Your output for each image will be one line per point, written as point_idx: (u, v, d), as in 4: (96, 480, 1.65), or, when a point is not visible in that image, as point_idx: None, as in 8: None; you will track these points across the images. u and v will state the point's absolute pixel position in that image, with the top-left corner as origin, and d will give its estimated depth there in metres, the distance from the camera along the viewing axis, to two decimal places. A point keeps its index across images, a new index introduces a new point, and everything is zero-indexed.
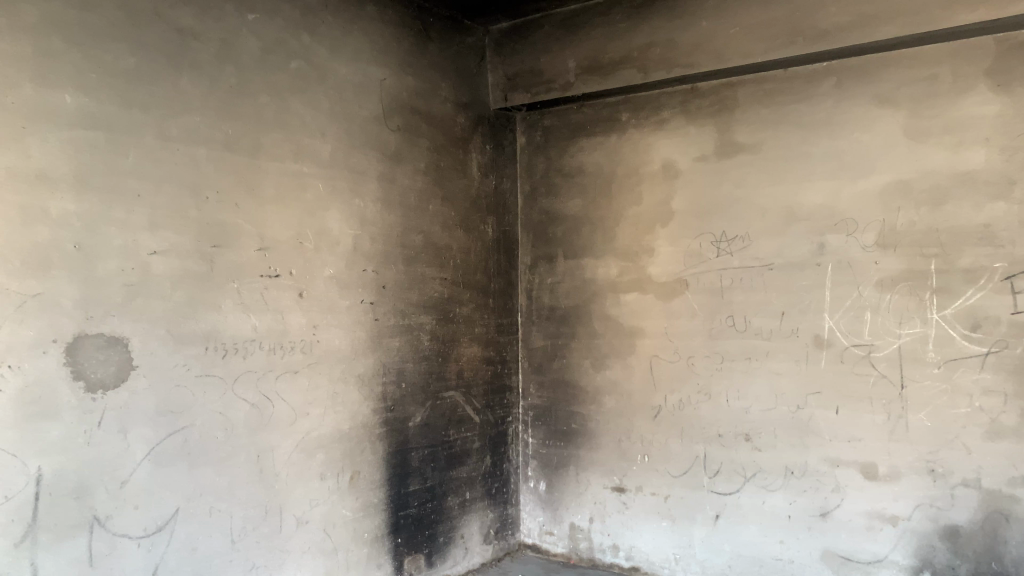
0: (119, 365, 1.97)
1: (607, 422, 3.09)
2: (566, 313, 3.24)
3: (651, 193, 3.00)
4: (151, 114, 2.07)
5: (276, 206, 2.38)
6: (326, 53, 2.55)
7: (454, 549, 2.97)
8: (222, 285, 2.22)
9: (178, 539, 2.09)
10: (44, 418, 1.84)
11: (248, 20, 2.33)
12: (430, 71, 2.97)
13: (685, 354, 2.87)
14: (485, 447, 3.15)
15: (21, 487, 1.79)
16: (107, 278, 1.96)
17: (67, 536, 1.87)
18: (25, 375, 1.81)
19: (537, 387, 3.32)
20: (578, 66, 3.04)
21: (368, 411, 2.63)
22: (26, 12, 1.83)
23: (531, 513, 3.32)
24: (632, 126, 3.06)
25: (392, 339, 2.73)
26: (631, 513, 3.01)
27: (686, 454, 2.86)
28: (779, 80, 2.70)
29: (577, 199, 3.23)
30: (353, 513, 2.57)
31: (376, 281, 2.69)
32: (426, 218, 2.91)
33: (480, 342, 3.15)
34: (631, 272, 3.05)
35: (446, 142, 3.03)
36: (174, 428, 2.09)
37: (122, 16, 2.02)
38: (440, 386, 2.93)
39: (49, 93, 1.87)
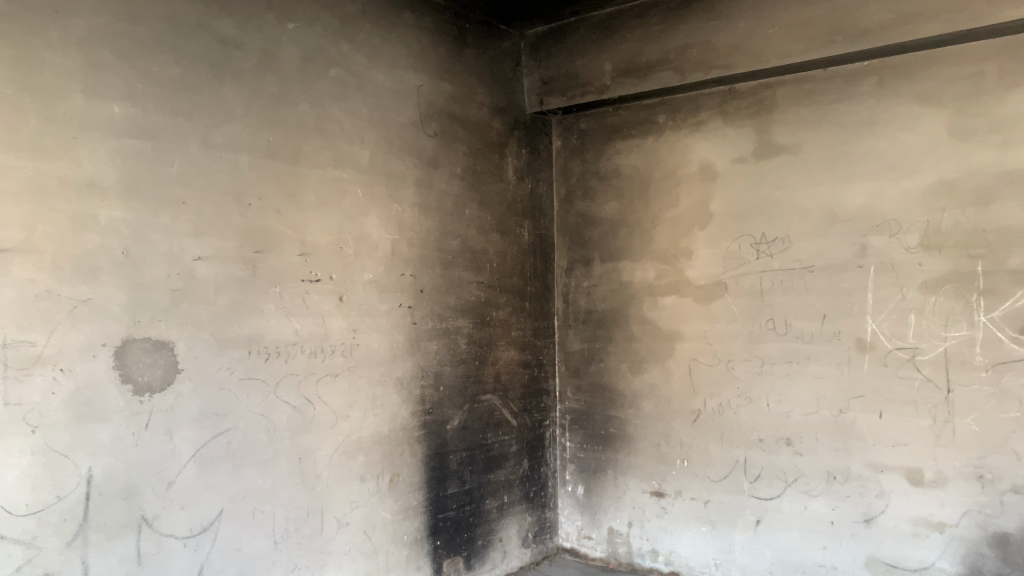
0: (165, 368, 2.02)
1: (645, 426, 3.08)
2: (603, 317, 3.24)
3: (688, 196, 2.98)
4: (195, 123, 2.12)
5: (316, 211, 2.41)
6: (364, 61, 2.58)
7: (492, 551, 2.98)
8: (265, 290, 2.26)
9: (222, 539, 2.12)
10: (95, 420, 1.89)
11: (288, 29, 2.37)
12: (467, 76, 2.99)
13: (725, 357, 2.85)
14: (523, 450, 3.16)
15: (72, 487, 1.84)
16: (154, 283, 2.01)
17: (117, 536, 1.91)
18: (76, 378, 1.86)
19: (574, 390, 3.32)
20: (614, 68, 3.03)
21: (407, 414, 2.65)
22: (76, 25, 1.89)
23: (569, 517, 3.31)
24: (669, 128, 3.05)
25: (430, 342, 2.75)
26: (670, 517, 2.99)
27: (726, 458, 2.84)
28: (819, 79, 2.67)
29: (614, 202, 3.22)
30: (393, 515, 2.59)
31: (414, 285, 2.71)
32: (463, 222, 2.93)
33: (518, 346, 3.16)
34: (669, 275, 3.03)
35: (482, 146, 3.04)
36: (218, 431, 2.12)
37: (167, 28, 2.07)
38: (478, 389, 2.95)
39: (99, 103, 1.92)
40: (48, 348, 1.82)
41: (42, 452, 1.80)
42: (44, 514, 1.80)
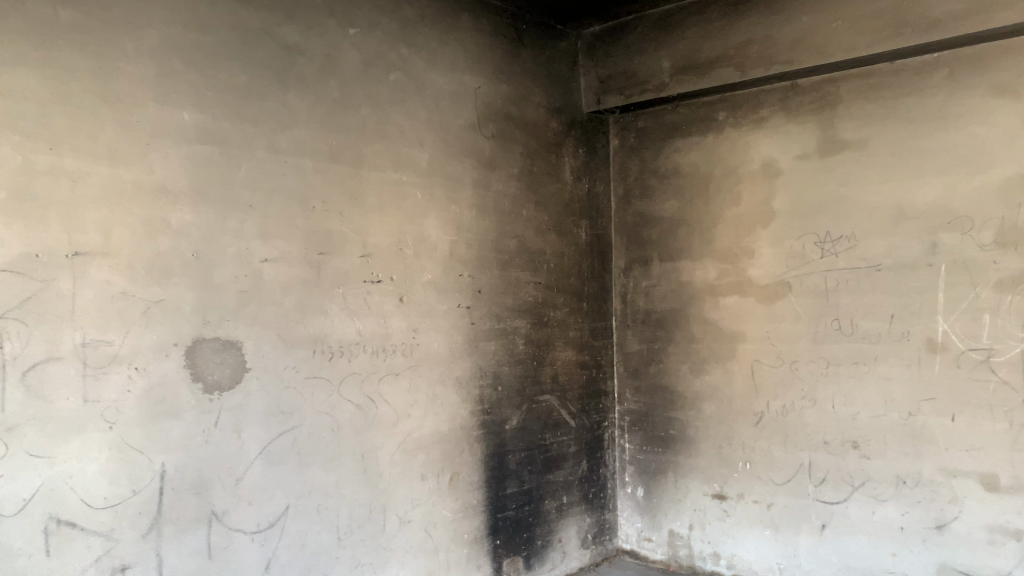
0: (234, 367, 2.07)
1: (706, 428, 3.04)
2: (663, 317, 3.21)
3: (750, 194, 2.93)
4: (261, 128, 2.17)
5: (377, 213, 2.45)
6: (423, 64, 2.61)
7: (552, 551, 2.98)
8: (329, 291, 2.30)
9: (289, 535, 2.17)
10: (167, 417, 1.95)
11: (350, 35, 2.41)
12: (524, 77, 2.99)
13: (789, 358, 2.79)
14: (581, 451, 3.15)
15: (147, 482, 1.91)
16: (223, 284, 2.07)
17: (189, 530, 1.98)
18: (150, 376, 1.92)
19: (633, 391, 3.30)
20: (673, 66, 3.00)
21: (466, 414, 2.67)
22: (148, 35, 1.96)
23: (629, 519, 3.29)
24: (730, 126, 3.01)
25: (488, 342, 2.77)
26: (732, 520, 2.95)
27: (790, 461, 2.78)
28: (886, 73, 2.59)
29: (673, 200, 3.19)
30: (453, 514, 2.61)
31: (472, 286, 2.72)
32: (520, 223, 2.93)
33: (576, 347, 3.15)
34: (730, 274, 2.99)
35: (540, 147, 3.04)
36: (284, 429, 2.17)
37: (234, 36, 2.13)
38: (536, 389, 2.95)
39: (170, 111, 1.99)
40: (124, 347, 1.89)
41: (118, 447, 1.86)
42: (122, 507, 1.86)
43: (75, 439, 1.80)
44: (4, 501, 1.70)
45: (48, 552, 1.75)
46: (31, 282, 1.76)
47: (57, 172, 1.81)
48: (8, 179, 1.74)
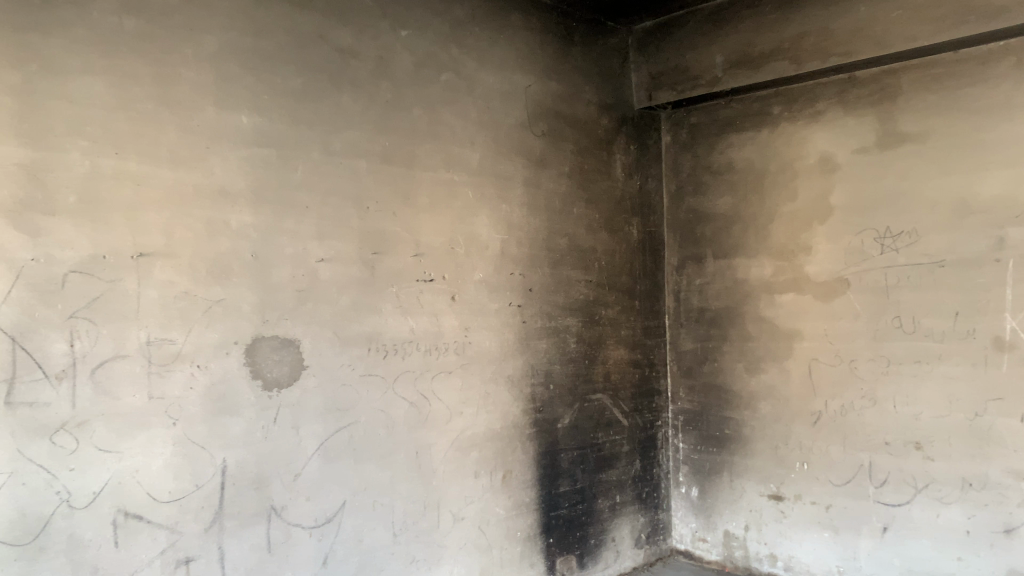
0: (292, 364, 2.12)
1: (763, 427, 2.99)
2: (717, 315, 3.17)
3: (806, 189, 2.88)
4: (317, 131, 2.21)
5: (429, 213, 2.47)
6: (474, 64, 2.63)
7: (605, 551, 2.97)
8: (383, 290, 2.33)
9: (345, 530, 2.21)
10: (228, 414, 2.00)
11: (402, 36, 2.43)
12: (574, 75, 2.99)
13: (848, 357, 2.73)
14: (635, 450, 3.13)
15: (209, 476, 1.96)
16: (281, 284, 2.11)
17: (249, 524, 2.02)
18: (211, 373, 1.97)
19: (687, 390, 3.27)
20: (726, 60, 2.96)
21: (518, 412, 2.68)
22: (207, 41, 2.01)
23: (683, 519, 3.26)
24: (785, 120, 2.96)
25: (540, 341, 2.77)
26: (789, 522, 2.90)
27: (850, 462, 2.72)
28: (949, 63, 2.52)
29: (728, 197, 3.15)
30: (506, 512, 2.62)
31: (523, 284, 2.73)
32: (571, 221, 2.92)
33: (628, 345, 3.13)
34: (786, 271, 2.94)
35: (591, 144, 3.03)
36: (340, 426, 2.21)
37: (290, 40, 2.17)
38: (588, 388, 2.94)
39: (229, 115, 2.04)
40: (186, 345, 1.94)
41: (181, 443, 1.92)
42: (185, 501, 1.92)
43: (140, 435, 1.86)
44: (75, 493, 1.76)
45: (116, 543, 1.81)
46: (99, 282, 1.82)
47: (122, 175, 1.86)
48: (76, 183, 1.80)
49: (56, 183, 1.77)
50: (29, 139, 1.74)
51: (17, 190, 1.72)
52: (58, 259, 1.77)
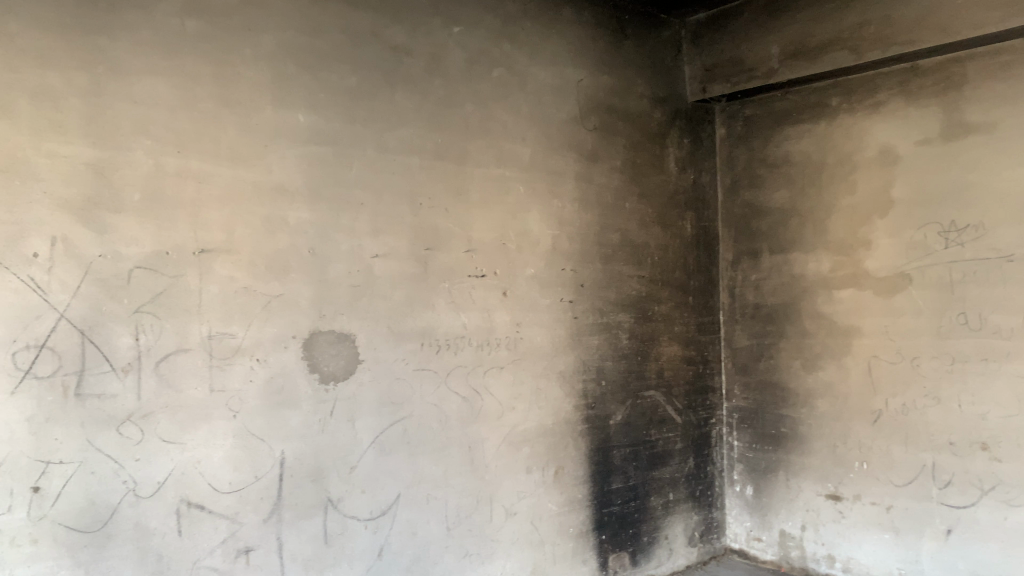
0: (348, 359, 2.15)
1: (820, 426, 2.94)
2: (773, 311, 3.11)
3: (866, 182, 2.81)
4: (371, 128, 2.23)
5: (481, 209, 2.48)
6: (526, 60, 2.63)
7: (658, 549, 2.94)
8: (436, 286, 2.35)
9: (400, 523, 2.23)
10: (286, 407, 2.03)
11: (454, 33, 2.45)
12: (627, 68, 2.96)
13: (910, 355, 2.66)
14: (689, 448, 3.10)
15: (268, 468, 2.00)
16: (337, 280, 2.14)
17: (307, 516, 2.06)
18: (270, 367, 2.01)
19: (742, 388, 3.22)
20: (782, 51, 2.90)
21: (571, 408, 2.67)
22: (265, 41, 2.05)
23: (737, 517, 3.22)
24: (844, 112, 2.89)
25: (592, 337, 2.75)
26: (848, 522, 2.84)
27: (912, 462, 2.65)
28: (1018, 50, 2.42)
29: (784, 190, 3.09)
30: (559, 508, 2.62)
31: (575, 280, 2.72)
32: (623, 216, 2.90)
33: (682, 342, 3.10)
34: (845, 267, 2.87)
35: (643, 138, 3.00)
36: (395, 420, 2.23)
37: (344, 38, 2.19)
38: (641, 385, 2.91)
39: (286, 114, 2.07)
40: (246, 340, 1.98)
41: (241, 435, 1.96)
42: (245, 492, 1.96)
43: (202, 427, 1.91)
44: (141, 483, 1.82)
45: (179, 532, 1.86)
46: (162, 278, 1.87)
47: (184, 174, 1.91)
48: (140, 182, 1.85)
49: (122, 181, 1.83)
50: (96, 139, 1.80)
51: (86, 189, 1.78)
52: (125, 255, 1.82)
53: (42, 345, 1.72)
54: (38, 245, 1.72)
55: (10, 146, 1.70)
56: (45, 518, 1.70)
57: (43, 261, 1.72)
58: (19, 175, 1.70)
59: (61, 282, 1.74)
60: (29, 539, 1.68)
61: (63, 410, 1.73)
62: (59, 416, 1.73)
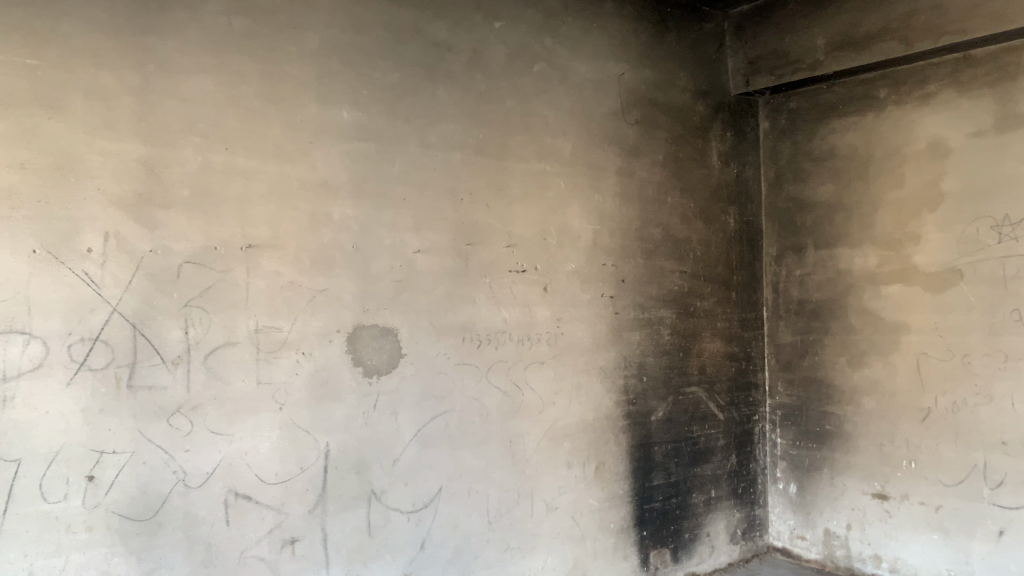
0: (391, 353, 2.17)
1: (867, 424, 2.89)
2: (818, 307, 3.06)
3: (915, 175, 2.75)
4: (413, 124, 2.25)
5: (522, 204, 2.48)
6: (567, 54, 2.62)
7: (700, 545, 2.92)
8: (477, 281, 2.36)
9: (442, 516, 2.25)
10: (330, 400, 2.06)
11: (495, 28, 2.45)
12: (669, 61, 2.93)
13: (961, 352, 2.60)
14: (731, 445, 3.07)
15: (313, 460, 2.03)
16: (380, 274, 2.16)
17: (351, 507, 2.09)
18: (315, 360, 2.04)
19: (785, 384, 3.18)
20: (828, 42, 2.85)
21: (612, 403, 2.66)
22: (310, 39, 2.07)
23: (781, 515, 3.18)
24: (892, 104, 2.83)
25: (633, 332, 2.74)
26: (895, 522, 2.78)
27: (962, 462, 2.59)
28: None
29: (830, 184, 3.04)
30: (600, 503, 2.62)
31: (616, 275, 2.70)
32: (665, 210, 2.88)
33: (724, 338, 3.07)
34: (893, 262, 2.81)
35: (686, 132, 2.97)
36: (437, 413, 2.25)
37: (387, 35, 2.21)
38: (682, 381, 2.89)
39: (330, 110, 2.10)
40: (292, 333, 2.01)
41: (287, 428, 1.99)
42: (291, 483, 1.99)
43: (249, 419, 1.94)
44: (190, 473, 1.86)
45: (227, 521, 1.90)
46: (211, 273, 1.91)
47: (232, 170, 1.94)
48: (189, 178, 1.89)
49: (172, 178, 1.87)
50: (147, 136, 1.84)
51: (137, 185, 1.82)
52: (174, 250, 1.86)
53: (95, 338, 1.76)
54: (91, 240, 1.77)
55: (64, 143, 1.75)
56: (99, 506, 1.75)
57: (96, 256, 1.77)
58: (73, 172, 1.75)
59: (114, 277, 1.79)
60: (85, 526, 1.73)
61: (116, 402, 1.78)
62: (112, 407, 1.77)
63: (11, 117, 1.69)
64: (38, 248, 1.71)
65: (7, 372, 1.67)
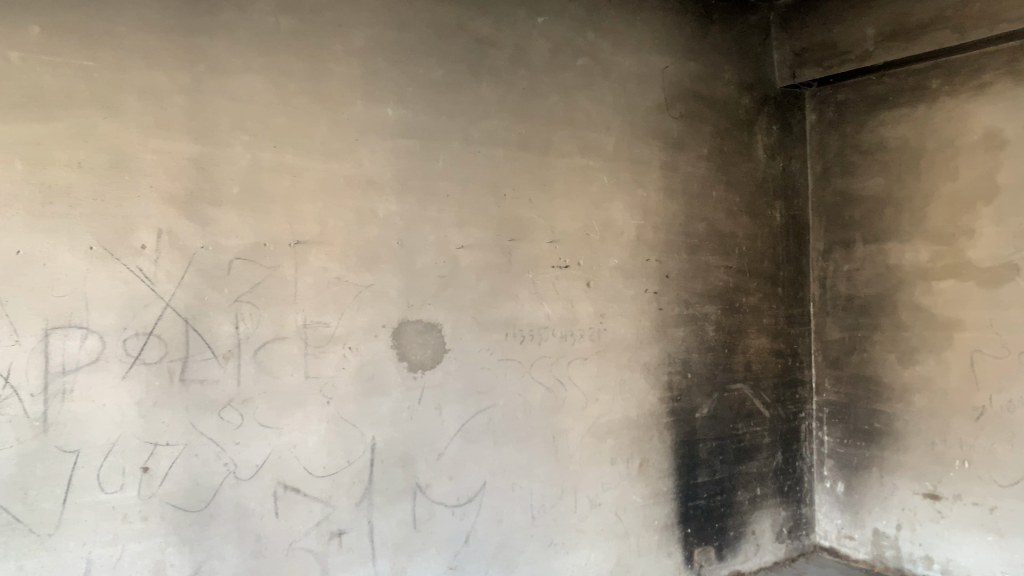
0: (435, 348, 2.18)
1: (918, 422, 2.83)
2: (867, 303, 3.01)
3: (969, 168, 2.68)
4: (457, 121, 2.26)
5: (565, 199, 2.48)
6: (610, 48, 2.60)
7: (745, 544, 2.89)
8: (520, 277, 2.36)
9: (486, 510, 2.26)
10: (376, 394, 2.08)
11: (538, 23, 2.45)
12: (713, 54, 2.90)
13: (1017, 349, 2.53)
14: (777, 442, 3.03)
15: (360, 453, 2.05)
16: (424, 270, 2.18)
17: (396, 501, 2.11)
18: (361, 355, 2.07)
19: (833, 382, 3.12)
20: (879, 32, 2.79)
21: (655, 400, 2.65)
22: (355, 37, 2.09)
23: (828, 514, 3.13)
24: (945, 94, 2.76)
25: (677, 328, 2.72)
26: (948, 523, 2.72)
27: (1018, 462, 2.52)
28: None
29: (880, 177, 2.97)
30: (643, 500, 2.60)
31: (660, 271, 2.69)
32: (710, 205, 2.85)
33: (770, 334, 3.03)
34: (946, 257, 2.75)
35: (731, 125, 2.94)
36: (481, 408, 2.26)
37: (431, 32, 2.22)
38: (728, 378, 2.86)
39: (375, 108, 2.11)
40: (339, 328, 2.04)
41: (335, 421, 2.02)
42: (338, 476, 2.02)
43: (298, 412, 1.97)
44: (241, 465, 1.89)
45: (276, 513, 1.93)
46: (260, 268, 1.94)
47: (281, 168, 1.98)
48: (239, 176, 1.92)
49: (222, 175, 1.90)
50: (199, 135, 1.88)
51: (189, 183, 1.86)
52: (225, 246, 1.90)
53: (149, 332, 1.81)
54: (145, 237, 1.81)
55: (119, 142, 1.79)
56: (153, 497, 1.79)
57: (150, 252, 1.81)
58: (128, 170, 1.79)
59: (167, 273, 1.83)
60: (140, 516, 1.78)
61: (169, 395, 1.82)
62: (166, 400, 1.82)
63: (69, 117, 1.74)
64: (94, 245, 1.75)
65: (66, 365, 1.72)
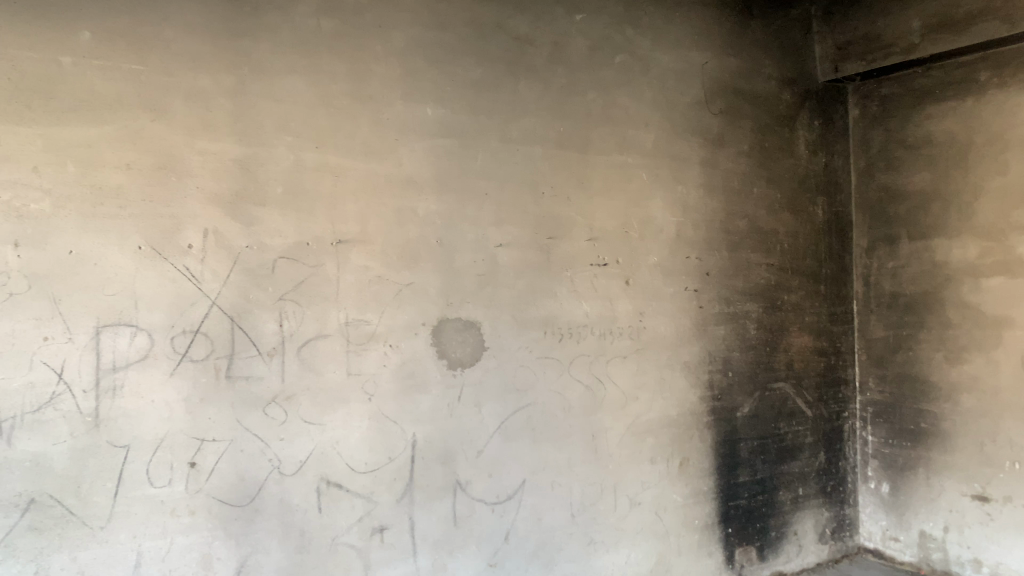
0: (475, 346, 2.19)
1: (966, 422, 2.77)
2: (913, 300, 2.95)
3: (1019, 162, 2.61)
4: (495, 119, 2.27)
5: (603, 197, 2.47)
6: (649, 44, 2.59)
7: (787, 544, 2.86)
8: (559, 275, 2.36)
9: (525, 508, 2.27)
10: (416, 392, 2.10)
11: (576, 21, 2.44)
12: (754, 49, 2.87)
13: None
14: (820, 442, 2.98)
15: (400, 450, 2.07)
16: (463, 268, 2.19)
17: (436, 498, 2.12)
18: (402, 353, 2.08)
19: (877, 381, 3.07)
20: (925, 25, 2.73)
21: (696, 399, 2.63)
22: (395, 37, 2.11)
23: (872, 516, 3.08)
24: (994, 87, 2.70)
25: (718, 326, 2.70)
26: (997, 526, 2.66)
27: None
28: None
29: (926, 172, 2.91)
30: (684, 499, 2.59)
31: (700, 268, 2.66)
32: (750, 201, 2.81)
33: (813, 332, 2.99)
34: (995, 253, 2.69)
35: (772, 120, 2.90)
36: (520, 406, 2.27)
37: (469, 31, 2.23)
38: (769, 376, 2.83)
39: (414, 108, 2.13)
40: (380, 326, 2.06)
41: (376, 418, 2.04)
42: (379, 473, 2.04)
43: (340, 409, 2.00)
44: (285, 461, 1.92)
45: (319, 509, 1.96)
46: (303, 267, 1.97)
47: (323, 168, 2.00)
48: (282, 176, 1.95)
49: (266, 176, 1.93)
50: (243, 137, 1.91)
51: (233, 183, 1.89)
52: (269, 245, 1.93)
53: (196, 330, 1.84)
54: (192, 237, 1.85)
55: (166, 144, 1.83)
56: (201, 491, 1.83)
57: (196, 251, 1.85)
58: (174, 171, 1.83)
59: (213, 271, 1.86)
60: (188, 510, 1.82)
61: (216, 392, 1.86)
62: (213, 397, 1.85)
63: (118, 121, 1.78)
64: (143, 244, 1.79)
65: (116, 362, 1.76)
